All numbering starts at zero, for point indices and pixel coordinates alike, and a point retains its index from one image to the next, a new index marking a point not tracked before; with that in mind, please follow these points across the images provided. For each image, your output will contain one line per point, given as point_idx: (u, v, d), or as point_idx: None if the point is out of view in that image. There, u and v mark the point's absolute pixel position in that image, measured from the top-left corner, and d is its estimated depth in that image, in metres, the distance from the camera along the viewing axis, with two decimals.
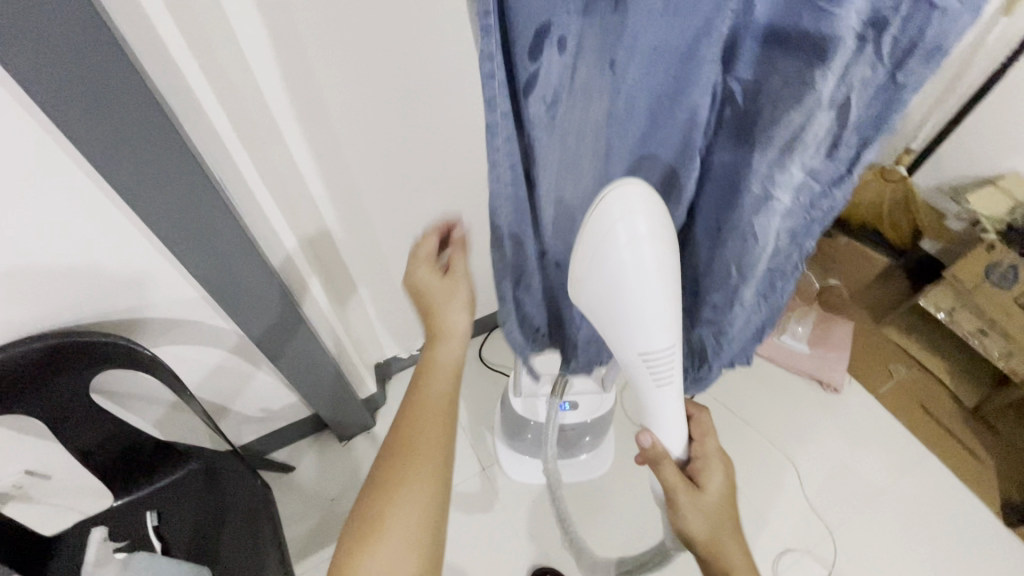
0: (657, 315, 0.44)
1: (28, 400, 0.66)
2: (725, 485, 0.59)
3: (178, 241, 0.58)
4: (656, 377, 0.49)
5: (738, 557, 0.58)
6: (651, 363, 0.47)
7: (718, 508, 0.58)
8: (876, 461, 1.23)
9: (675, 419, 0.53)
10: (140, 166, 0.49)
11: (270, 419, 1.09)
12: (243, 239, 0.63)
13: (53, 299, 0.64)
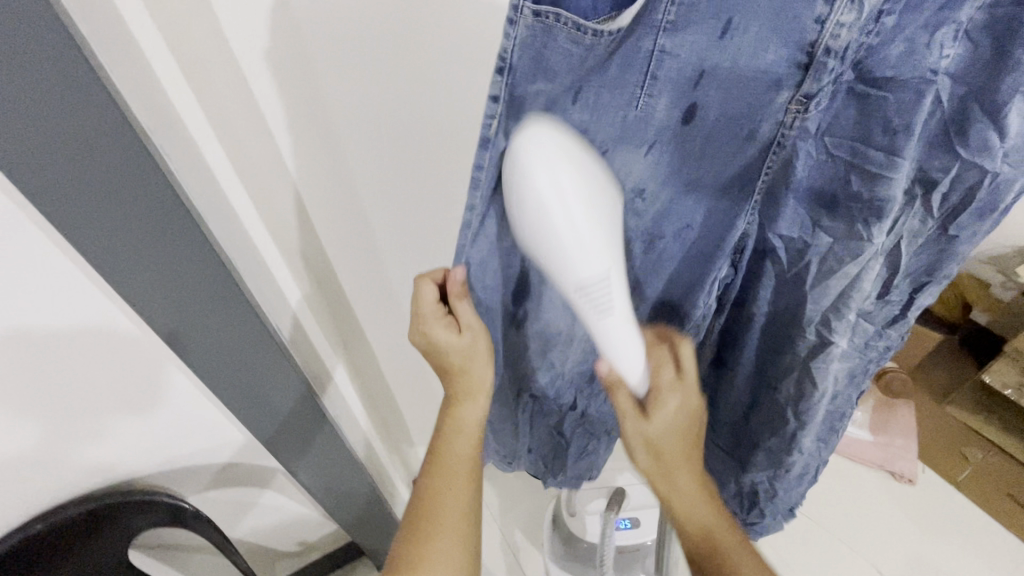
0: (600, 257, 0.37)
1: (60, 560, 0.62)
2: (679, 415, 0.47)
3: (233, 394, 0.60)
4: (597, 308, 0.38)
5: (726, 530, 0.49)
6: (592, 297, 0.38)
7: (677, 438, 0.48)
8: (965, 563, 1.12)
9: (632, 349, 0.42)
10: (211, 338, 0.53)
11: (306, 551, 1.02)
12: (297, 386, 0.65)
13: (101, 461, 0.62)
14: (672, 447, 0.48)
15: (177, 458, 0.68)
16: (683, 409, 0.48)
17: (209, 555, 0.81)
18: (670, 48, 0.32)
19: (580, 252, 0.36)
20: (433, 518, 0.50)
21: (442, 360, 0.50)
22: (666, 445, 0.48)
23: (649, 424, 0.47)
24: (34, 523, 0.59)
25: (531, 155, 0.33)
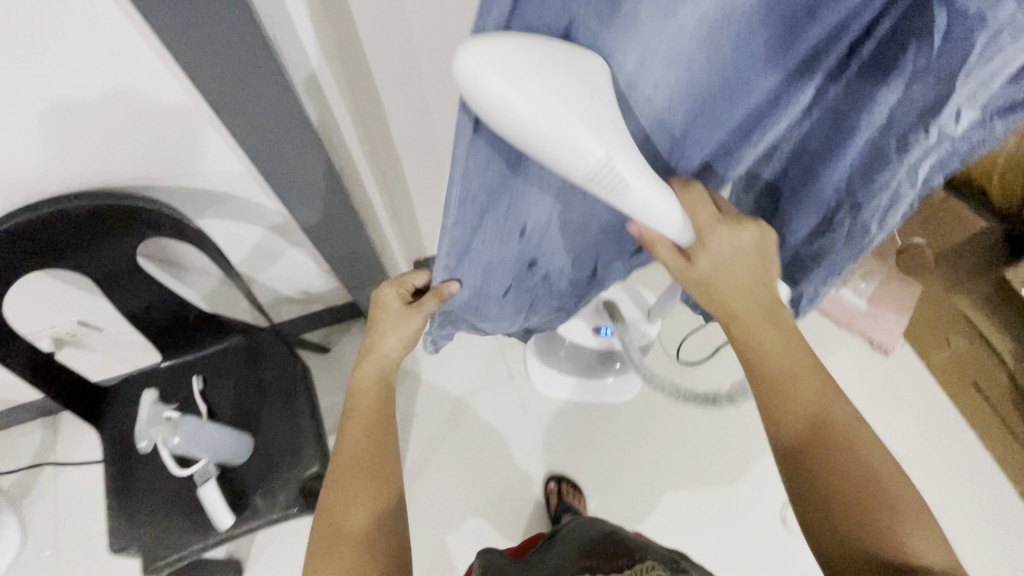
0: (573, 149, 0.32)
1: (67, 252, 0.63)
2: (725, 249, 0.45)
3: (240, 125, 0.53)
4: (609, 187, 0.35)
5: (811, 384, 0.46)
6: (601, 180, 0.34)
7: (736, 275, 0.46)
8: (907, 426, 1.21)
9: (672, 220, 0.40)
10: (219, 47, 0.44)
11: (312, 300, 1.10)
12: (306, 131, 0.58)
13: (93, 155, 0.60)
14: (733, 296, 0.46)
15: (174, 174, 0.66)
16: (738, 244, 0.45)
17: (211, 275, 0.85)
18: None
19: (569, 144, 0.31)
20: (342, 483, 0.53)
21: (376, 320, 0.60)
22: (719, 286, 0.46)
23: (696, 270, 0.45)
24: (34, 210, 0.58)
25: (486, 87, 0.28)
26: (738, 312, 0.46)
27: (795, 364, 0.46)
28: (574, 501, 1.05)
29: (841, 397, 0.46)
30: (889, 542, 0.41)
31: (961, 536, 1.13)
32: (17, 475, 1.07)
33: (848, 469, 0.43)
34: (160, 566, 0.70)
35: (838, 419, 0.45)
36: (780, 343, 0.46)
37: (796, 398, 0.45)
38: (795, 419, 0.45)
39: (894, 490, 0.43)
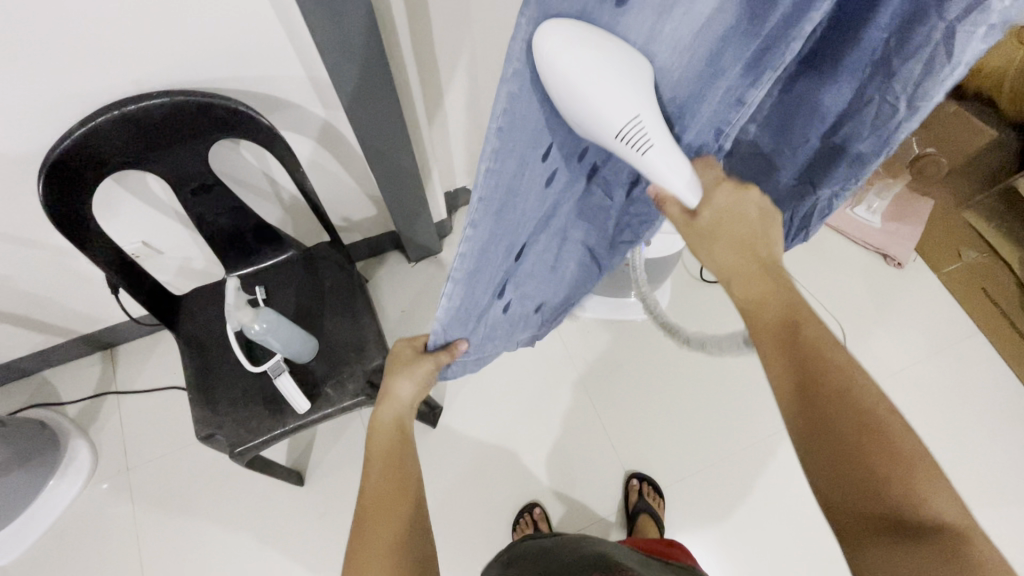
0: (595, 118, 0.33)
1: (149, 154, 0.67)
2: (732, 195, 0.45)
3: (316, 8, 0.57)
4: (638, 148, 0.37)
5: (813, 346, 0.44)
6: (631, 137, 0.36)
7: (737, 228, 0.47)
8: (922, 335, 1.26)
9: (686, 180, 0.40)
10: None
11: (352, 229, 1.15)
12: (371, 22, 0.62)
13: (171, 56, 0.64)
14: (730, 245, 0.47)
15: (242, 80, 0.70)
16: (740, 200, 0.46)
17: (268, 192, 0.90)
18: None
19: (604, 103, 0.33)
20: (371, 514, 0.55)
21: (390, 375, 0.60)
22: (720, 238, 0.47)
23: (700, 223, 0.44)
24: (122, 106, 0.61)
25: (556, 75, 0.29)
26: (739, 268, 0.48)
27: (788, 323, 0.46)
28: (653, 503, 1.06)
29: (840, 351, 0.43)
30: (896, 487, 0.37)
31: (977, 435, 1.17)
32: (81, 404, 1.13)
33: (848, 420, 0.40)
34: (245, 449, 0.76)
35: (835, 372, 0.42)
36: (771, 311, 0.47)
37: (784, 362, 0.45)
38: (795, 386, 0.43)
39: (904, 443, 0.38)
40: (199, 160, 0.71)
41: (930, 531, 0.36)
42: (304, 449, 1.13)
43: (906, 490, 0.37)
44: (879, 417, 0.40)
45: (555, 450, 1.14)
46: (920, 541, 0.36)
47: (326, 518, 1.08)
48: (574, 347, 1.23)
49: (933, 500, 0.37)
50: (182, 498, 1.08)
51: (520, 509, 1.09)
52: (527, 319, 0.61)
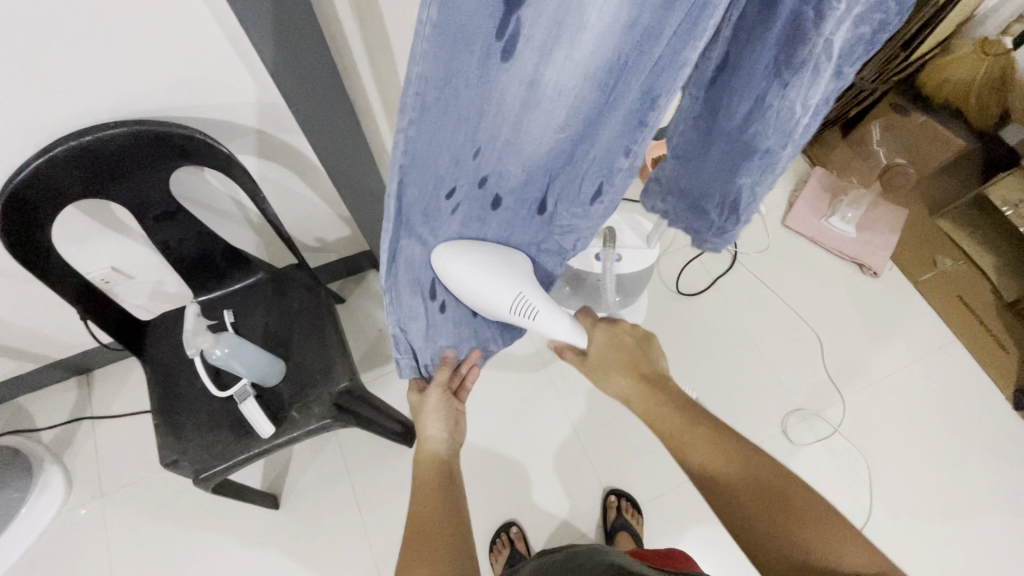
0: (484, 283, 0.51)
1: (108, 183, 0.67)
2: (602, 339, 0.65)
3: (264, 39, 0.58)
4: (535, 260, 0.52)
5: (700, 445, 0.55)
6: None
7: (620, 361, 0.63)
8: (900, 345, 1.26)
9: (623, 231, 0.45)
10: None
11: (327, 250, 1.16)
12: (323, 51, 0.63)
13: (127, 87, 0.64)
14: (617, 371, 0.63)
15: (201, 108, 0.71)
16: (614, 337, 0.65)
17: (236, 215, 0.91)
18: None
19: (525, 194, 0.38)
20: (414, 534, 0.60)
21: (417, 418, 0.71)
22: (609, 372, 0.63)
23: (590, 360, 0.65)
24: (79, 136, 0.62)
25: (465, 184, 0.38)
26: (632, 393, 0.62)
27: (684, 425, 0.57)
28: (632, 520, 1.05)
29: (730, 435, 0.55)
30: (809, 551, 0.48)
31: (956, 443, 1.17)
32: (56, 430, 1.13)
33: (751, 497, 0.51)
34: (210, 475, 0.75)
35: (745, 456, 0.53)
36: (673, 419, 0.58)
37: (699, 454, 0.54)
38: (729, 488, 0.52)
39: (795, 505, 0.50)
40: (161, 187, 0.71)
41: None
42: (281, 470, 1.12)
43: (818, 550, 0.47)
44: (774, 488, 0.51)
45: (533, 468, 1.13)
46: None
47: (302, 541, 1.07)
48: (551, 363, 1.23)
49: (838, 553, 0.47)
50: (156, 523, 1.07)
51: (498, 528, 1.08)
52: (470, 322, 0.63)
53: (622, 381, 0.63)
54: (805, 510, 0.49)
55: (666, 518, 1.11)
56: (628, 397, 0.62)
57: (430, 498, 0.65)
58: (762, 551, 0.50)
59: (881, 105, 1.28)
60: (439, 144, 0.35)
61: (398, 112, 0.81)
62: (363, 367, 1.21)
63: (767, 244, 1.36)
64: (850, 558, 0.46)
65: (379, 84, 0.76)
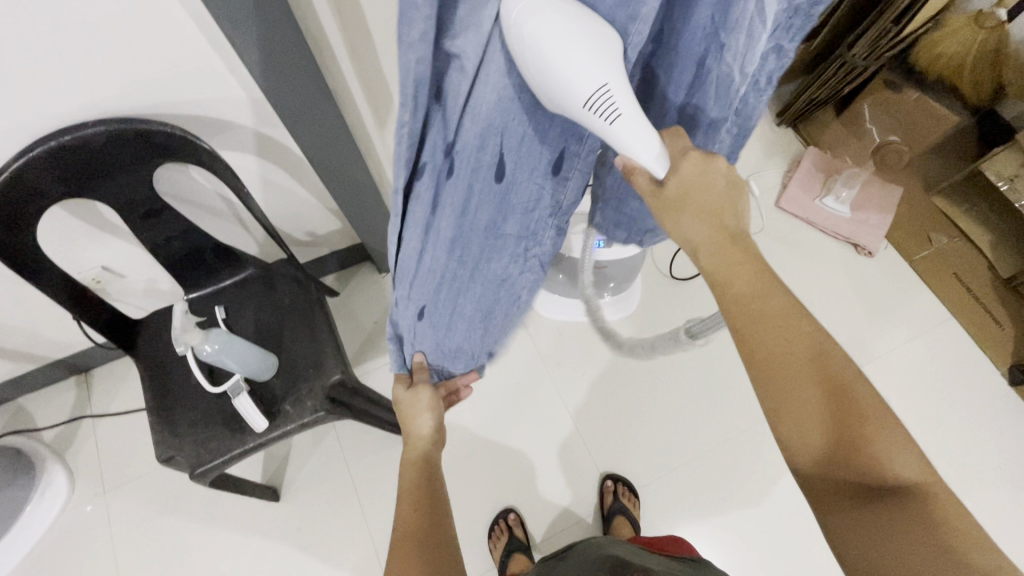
0: (573, 47, 0.34)
1: (90, 182, 0.67)
2: (697, 167, 0.46)
3: (239, 35, 0.58)
4: (606, 116, 0.38)
5: (768, 325, 0.47)
6: (597, 107, 0.37)
7: (706, 201, 0.47)
8: (896, 323, 1.25)
9: (653, 153, 0.41)
10: None
11: (319, 244, 1.16)
12: (301, 45, 0.62)
13: (103, 86, 0.64)
14: (699, 218, 0.47)
15: (182, 104, 0.71)
16: (707, 170, 0.46)
17: (223, 212, 0.91)
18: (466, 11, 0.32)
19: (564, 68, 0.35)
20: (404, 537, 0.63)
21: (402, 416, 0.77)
22: (685, 212, 0.47)
23: (668, 194, 0.45)
24: (59, 136, 0.62)
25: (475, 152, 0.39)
26: (703, 244, 0.48)
27: (754, 288, 0.48)
28: (629, 504, 1.07)
29: (803, 319, 0.47)
30: (856, 455, 0.44)
31: (951, 417, 1.17)
32: (58, 429, 1.14)
33: (814, 382, 0.45)
34: (205, 470, 0.76)
35: (812, 340, 0.46)
36: (743, 278, 0.48)
37: (762, 323, 0.47)
38: (785, 368, 0.46)
39: (860, 401, 0.44)
40: (144, 185, 0.71)
41: (890, 493, 0.43)
42: (280, 464, 1.13)
43: (869, 458, 0.43)
44: (842, 384, 0.45)
45: (530, 456, 1.14)
46: (892, 504, 0.43)
47: (304, 532, 1.08)
48: (547, 350, 1.23)
49: (892, 464, 0.43)
50: (160, 519, 1.08)
51: (495, 516, 1.10)
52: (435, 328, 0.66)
53: (701, 228, 0.47)
54: (865, 418, 0.44)
55: (663, 502, 1.12)
56: (696, 247, 0.49)
57: (416, 490, 0.69)
58: (826, 443, 0.45)
59: (874, 82, 1.26)
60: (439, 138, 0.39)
61: (382, 106, 0.81)
62: (359, 359, 1.21)
63: (761, 226, 1.35)
64: (903, 472, 0.43)
65: (362, 77, 0.75)
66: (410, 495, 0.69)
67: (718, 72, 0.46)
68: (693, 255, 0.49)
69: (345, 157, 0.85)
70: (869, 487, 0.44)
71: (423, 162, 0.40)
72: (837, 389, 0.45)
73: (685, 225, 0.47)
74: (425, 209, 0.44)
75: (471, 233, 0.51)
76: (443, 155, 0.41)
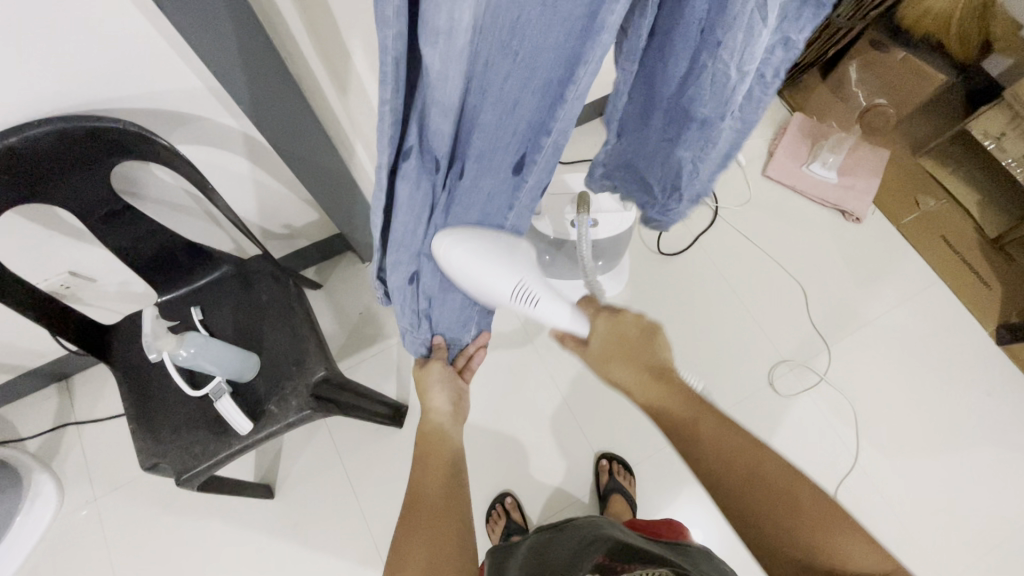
0: (479, 274, 0.50)
1: (44, 185, 0.64)
2: (611, 323, 0.56)
3: (191, 29, 0.54)
4: (528, 301, 0.54)
5: (714, 439, 0.52)
6: (520, 295, 0.53)
7: (625, 351, 0.56)
8: (884, 287, 1.25)
9: (567, 320, 0.56)
10: None
11: (297, 236, 1.13)
12: (259, 33, 0.58)
13: (46, 84, 0.60)
14: (623, 368, 0.56)
15: (135, 97, 0.67)
16: (618, 325, 0.56)
17: (192, 209, 0.87)
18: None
19: (484, 283, 0.51)
20: (413, 515, 0.63)
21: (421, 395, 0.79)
22: (614, 362, 0.56)
23: (591, 351, 0.57)
24: (3, 138, 0.57)
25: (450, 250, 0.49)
26: (637, 385, 0.55)
27: (689, 416, 0.54)
28: (624, 482, 1.07)
29: (743, 439, 0.52)
30: (820, 556, 0.48)
31: (939, 378, 1.18)
32: (42, 438, 1.12)
33: (766, 501, 0.50)
34: (192, 476, 0.74)
35: (753, 461, 0.51)
36: (678, 415, 0.54)
37: (706, 455, 0.52)
38: (728, 487, 0.51)
39: (808, 512, 0.49)
40: (103, 185, 0.68)
41: None
42: (273, 460, 1.12)
43: (831, 557, 0.47)
44: (789, 493, 0.50)
45: (524, 439, 1.14)
46: None
47: (301, 527, 1.08)
48: (536, 333, 1.22)
49: (854, 558, 0.47)
50: (154, 522, 1.07)
51: (492, 500, 1.10)
52: (422, 312, 0.63)
53: (627, 372, 0.56)
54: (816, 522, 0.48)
55: (658, 478, 1.12)
56: (632, 390, 0.56)
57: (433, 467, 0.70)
58: (784, 561, 0.49)
59: (861, 43, 1.22)
60: (427, 111, 0.35)
61: (351, 91, 0.77)
62: (346, 352, 1.19)
63: (748, 196, 1.33)
64: (869, 565, 0.47)
65: (326, 62, 0.71)
66: (432, 472, 0.70)
67: (714, 69, 0.44)
68: (629, 396, 0.56)
69: (315, 147, 0.81)
70: None
71: (409, 144, 0.38)
72: (792, 507, 0.49)
73: (616, 375, 0.56)
74: (412, 189, 0.42)
75: (451, 212, 0.48)
76: (421, 134, 0.38)
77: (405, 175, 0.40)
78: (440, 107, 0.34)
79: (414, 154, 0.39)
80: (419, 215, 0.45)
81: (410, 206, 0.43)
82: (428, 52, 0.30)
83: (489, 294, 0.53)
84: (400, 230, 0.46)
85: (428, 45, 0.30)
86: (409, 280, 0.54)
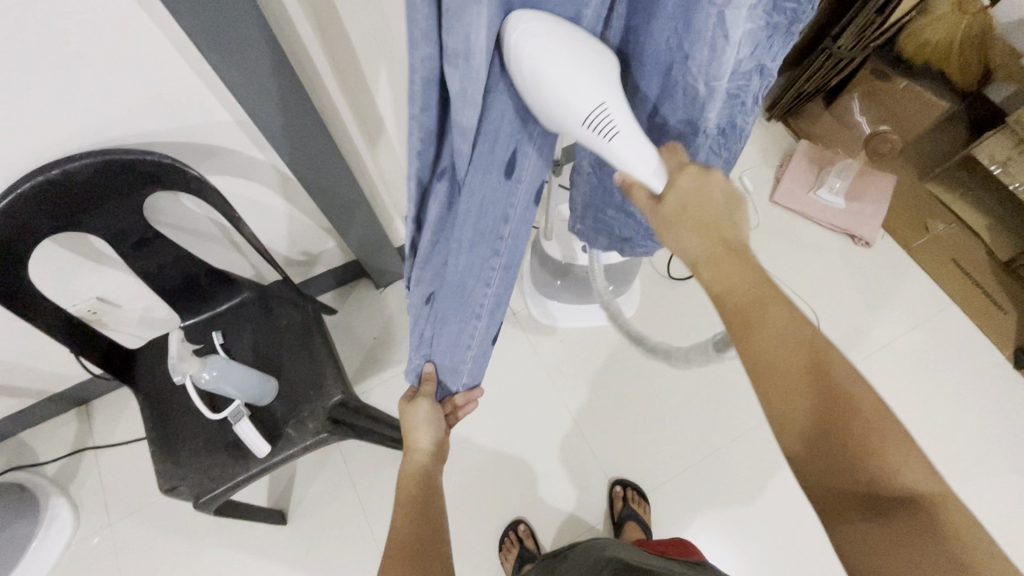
0: (563, 71, 0.36)
1: (81, 215, 0.67)
2: (695, 179, 0.43)
3: (228, 72, 0.58)
4: (605, 135, 0.39)
5: (769, 337, 0.41)
6: (597, 125, 0.39)
7: (701, 218, 0.43)
8: (897, 311, 1.25)
9: (651, 169, 0.41)
10: None
11: (314, 263, 1.16)
12: (289, 74, 0.62)
13: (87, 121, 0.64)
14: (699, 227, 0.43)
15: (168, 133, 0.71)
16: (705, 184, 0.43)
17: (216, 237, 0.90)
18: (454, 19, 0.29)
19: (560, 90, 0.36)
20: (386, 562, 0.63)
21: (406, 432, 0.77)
22: (684, 224, 0.43)
23: (664, 207, 0.43)
24: (45, 170, 0.61)
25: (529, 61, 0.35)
26: (699, 254, 0.43)
27: (757, 301, 0.42)
28: (639, 509, 1.06)
29: (801, 329, 0.41)
30: (861, 473, 0.38)
31: (956, 403, 1.17)
32: (59, 463, 1.13)
33: (810, 403, 0.39)
34: (210, 499, 0.75)
35: (809, 352, 0.40)
36: (742, 290, 0.42)
37: (762, 343, 0.41)
38: (782, 392, 0.40)
39: (865, 421, 0.38)
40: (135, 214, 0.71)
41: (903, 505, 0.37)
42: (285, 487, 1.12)
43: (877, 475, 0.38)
44: (839, 395, 0.39)
45: (537, 466, 1.13)
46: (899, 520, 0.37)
47: (312, 555, 1.07)
48: (549, 357, 1.22)
49: (903, 476, 0.37)
50: (167, 548, 1.07)
51: (505, 528, 1.08)
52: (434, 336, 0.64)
53: (694, 238, 0.43)
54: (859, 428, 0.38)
55: (673, 505, 1.11)
56: (695, 259, 0.44)
57: (408, 510, 0.70)
58: (818, 459, 0.39)
59: (862, 72, 1.27)
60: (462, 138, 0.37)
61: (371, 124, 0.81)
62: (361, 376, 1.21)
63: (757, 222, 1.34)
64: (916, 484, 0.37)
65: (349, 97, 0.75)
66: (409, 514, 0.70)
67: (690, 95, 0.47)
68: (695, 269, 0.44)
69: (337, 179, 0.85)
70: (879, 500, 0.38)
71: (440, 165, 0.40)
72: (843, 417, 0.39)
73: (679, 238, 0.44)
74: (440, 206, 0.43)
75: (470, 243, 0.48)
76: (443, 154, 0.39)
77: (436, 192, 0.41)
78: (461, 129, 0.36)
79: (445, 174, 0.40)
80: (441, 234, 0.46)
81: (433, 226, 0.45)
82: (450, 72, 0.32)
83: (559, 116, 0.38)
84: (427, 245, 0.47)
85: (452, 68, 0.31)
86: (426, 298, 0.55)
